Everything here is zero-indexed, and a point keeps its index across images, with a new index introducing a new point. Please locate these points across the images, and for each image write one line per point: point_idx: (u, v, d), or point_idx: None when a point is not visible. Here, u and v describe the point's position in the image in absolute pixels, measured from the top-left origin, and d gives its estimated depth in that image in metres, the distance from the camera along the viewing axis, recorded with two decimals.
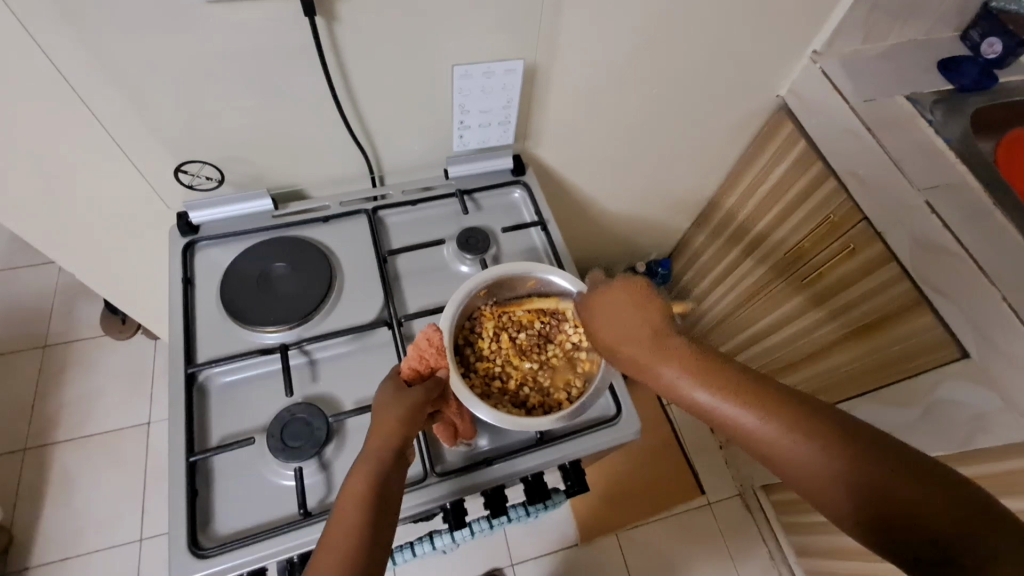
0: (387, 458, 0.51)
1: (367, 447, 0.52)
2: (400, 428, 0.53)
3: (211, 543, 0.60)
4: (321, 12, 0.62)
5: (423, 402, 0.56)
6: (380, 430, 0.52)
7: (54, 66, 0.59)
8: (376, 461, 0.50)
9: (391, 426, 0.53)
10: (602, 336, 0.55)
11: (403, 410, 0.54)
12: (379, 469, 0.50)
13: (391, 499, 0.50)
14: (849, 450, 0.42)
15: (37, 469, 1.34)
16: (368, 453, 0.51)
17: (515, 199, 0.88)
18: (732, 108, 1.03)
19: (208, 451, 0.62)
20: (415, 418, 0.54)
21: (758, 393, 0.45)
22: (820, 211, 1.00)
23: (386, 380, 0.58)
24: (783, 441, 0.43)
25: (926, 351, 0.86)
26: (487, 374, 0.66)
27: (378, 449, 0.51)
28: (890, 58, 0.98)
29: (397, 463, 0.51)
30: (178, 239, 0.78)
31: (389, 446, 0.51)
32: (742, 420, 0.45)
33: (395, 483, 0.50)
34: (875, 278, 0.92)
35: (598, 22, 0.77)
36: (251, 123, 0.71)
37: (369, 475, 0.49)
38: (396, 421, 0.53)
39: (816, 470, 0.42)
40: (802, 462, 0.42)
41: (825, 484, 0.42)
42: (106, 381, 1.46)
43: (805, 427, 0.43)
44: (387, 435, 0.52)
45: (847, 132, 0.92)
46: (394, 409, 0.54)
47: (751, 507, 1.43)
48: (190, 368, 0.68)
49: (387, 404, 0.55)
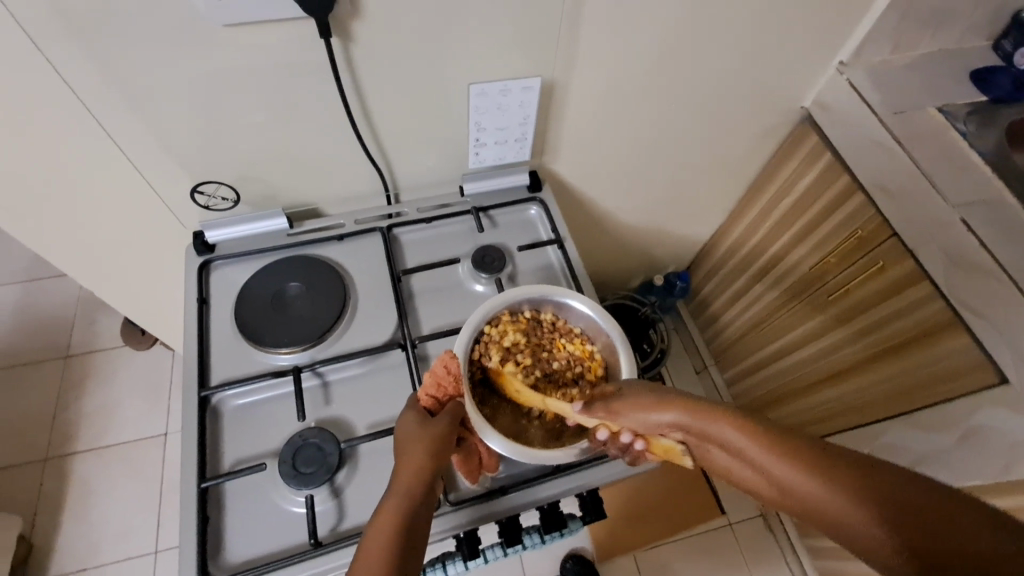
0: (416, 492, 0.51)
1: (397, 482, 0.51)
2: (429, 460, 0.53)
3: (221, 572, 0.59)
4: (339, 34, 0.61)
5: (450, 431, 0.55)
6: (409, 464, 0.52)
7: (68, 87, 0.59)
8: (405, 497, 0.50)
9: (420, 457, 0.53)
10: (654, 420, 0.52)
11: (431, 440, 0.54)
12: (409, 505, 0.49)
13: (420, 534, 0.49)
14: (890, 504, 0.37)
15: (56, 479, 1.36)
16: (399, 484, 0.51)
17: (531, 216, 0.87)
18: (753, 119, 1.01)
19: (220, 477, 0.61)
20: (443, 450, 0.54)
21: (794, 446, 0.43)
22: (849, 225, 0.98)
23: (407, 410, 0.58)
24: (816, 497, 0.40)
25: (964, 374, 0.82)
26: (517, 343, 0.65)
27: (408, 483, 0.51)
28: (920, 70, 0.94)
29: (425, 497, 0.51)
30: (194, 258, 0.77)
31: (419, 479, 0.51)
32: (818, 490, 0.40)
33: (422, 520, 0.49)
34: (905, 296, 0.89)
35: (619, 35, 0.75)
36: (266, 142, 0.71)
37: (402, 503, 0.49)
38: (424, 452, 0.53)
39: (845, 518, 0.38)
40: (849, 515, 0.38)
41: (861, 537, 0.37)
42: (124, 392, 1.48)
43: (849, 479, 0.39)
44: (417, 467, 0.52)
45: (876, 146, 0.89)
46: (420, 440, 0.54)
47: (773, 528, 1.38)
48: (203, 391, 0.67)
49: (415, 435, 0.55)
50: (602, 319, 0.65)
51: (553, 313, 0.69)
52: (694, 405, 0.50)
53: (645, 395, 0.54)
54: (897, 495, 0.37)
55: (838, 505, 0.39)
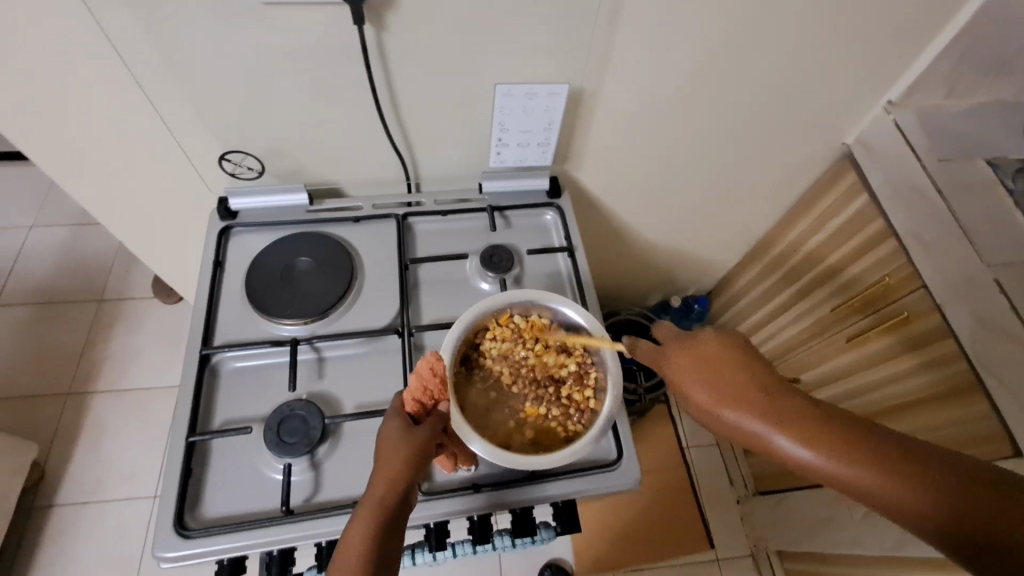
0: (390, 503, 0.48)
1: (372, 490, 0.49)
2: (408, 469, 0.50)
3: (196, 525, 0.61)
4: (371, 21, 0.63)
5: (431, 439, 0.54)
6: (385, 473, 0.50)
7: (113, 47, 0.62)
8: (378, 509, 0.48)
9: (396, 467, 0.50)
10: (678, 376, 0.54)
11: (411, 449, 0.52)
12: (381, 518, 0.47)
13: (392, 547, 0.47)
14: (913, 476, 0.43)
15: (75, 413, 1.44)
16: (374, 491, 0.49)
17: (546, 222, 0.87)
18: (789, 150, 0.98)
19: (208, 434, 0.64)
20: (422, 459, 0.52)
21: (825, 430, 0.46)
22: (877, 271, 0.94)
23: (391, 414, 0.56)
24: (858, 482, 0.44)
25: (979, 442, 0.78)
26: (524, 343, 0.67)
27: (383, 494, 0.49)
28: (974, 118, 0.90)
29: (400, 508, 0.49)
30: (216, 222, 0.81)
31: (394, 489, 0.49)
32: (846, 471, 0.44)
33: (395, 534, 0.48)
34: (928, 351, 0.85)
35: (654, 50, 0.74)
36: (294, 120, 0.73)
37: (376, 515, 0.47)
38: (403, 461, 0.51)
39: (876, 493, 0.43)
40: (876, 488, 0.43)
41: (886, 504, 0.43)
42: (147, 340, 1.55)
43: (874, 460, 0.44)
44: (392, 475, 0.50)
45: (914, 192, 0.85)
46: (399, 448, 0.52)
47: (761, 569, 1.34)
48: (204, 350, 0.70)
49: (395, 441, 0.52)
50: (592, 330, 0.66)
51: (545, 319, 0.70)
52: (724, 381, 0.50)
53: (692, 363, 0.53)
54: (923, 472, 0.43)
55: (870, 482, 0.43)
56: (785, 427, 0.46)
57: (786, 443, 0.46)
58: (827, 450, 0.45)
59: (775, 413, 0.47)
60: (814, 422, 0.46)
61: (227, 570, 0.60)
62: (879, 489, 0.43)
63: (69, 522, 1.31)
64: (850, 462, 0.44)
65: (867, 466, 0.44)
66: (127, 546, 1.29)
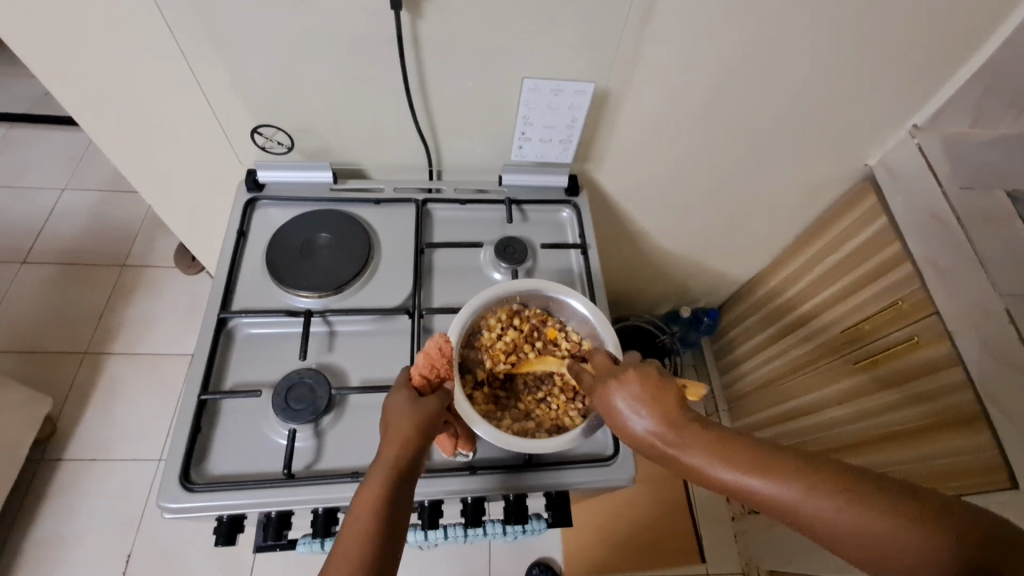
0: (400, 467, 0.50)
1: (383, 453, 0.51)
2: (417, 435, 0.52)
3: (200, 480, 0.63)
4: (407, 8, 0.64)
5: (437, 412, 0.55)
6: (394, 437, 0.52)
7: (160, 18, 0.65)
8: (388, 472, 0.49)
9: (406, 433, 0.52)
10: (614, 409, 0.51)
11: (419, 419, 0.53)
12: (391, 481, 0.49)
13: (403, 509, 0.48)
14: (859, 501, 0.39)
15: (90, 373, 1.48)
16: (386, 454, 0.51)
17: (562, 218, 0.89)
18: (810, 167, 0.98)
19: (219, 394, 0.66)
20: (429, 430, 0.54)
21: (766, 459, 0.43)
22: (891, 294, 0.94)
23: (398, 388, 0.57)
24: (814, 514, 0.40)
25: (980, 473, 0.77)
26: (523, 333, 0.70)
27: (394, 457, 0.50)
28: (1001, 148, 0.89)
29: (409, 473, 0.50)
30: (243, 193, 0.84)
31: (404, 453, 0.51)
32: (791, 498, 0.41)
33: (405, 497, 0.49)
34: (936, 379, 0.85)
35: (681, 57, 0.75)
36: (326, 100, 0.75)
37: (386, 477, 0.49)
38: (412, 429, 0.52)
39: (837, 532, 0.39)
40: (830, 521, 0.39)
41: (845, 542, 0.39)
42: (165, 309, 1.59)
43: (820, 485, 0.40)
44: (403, 439, 0.51)
45: (933, 218, 0.84)
46: (409, 417, 0.53)
47: None
48: (222, 314, 0.72)
49: (404, 411, 0.54)
50: (597, 321, 0.67)
51: (551, 308, 0.71)
52: (661, 413, 0.47)
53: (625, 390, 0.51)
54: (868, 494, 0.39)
55: (824, 516, 0.39)
56: (710, 448, 0.44)
57: (732, 477, 0.43)
58: (771, 480, 0.42)
59: (721, 448, 0.44)
60: (756, 453, 0.43)
61: (226, 527, 0.62)
62: (811, 513, 0.40)
63: (75, 477, 1.35)
64: (800, 493, 0.40)
65: (814, 495, 0.40)
66: (128, 506, 1.32)
